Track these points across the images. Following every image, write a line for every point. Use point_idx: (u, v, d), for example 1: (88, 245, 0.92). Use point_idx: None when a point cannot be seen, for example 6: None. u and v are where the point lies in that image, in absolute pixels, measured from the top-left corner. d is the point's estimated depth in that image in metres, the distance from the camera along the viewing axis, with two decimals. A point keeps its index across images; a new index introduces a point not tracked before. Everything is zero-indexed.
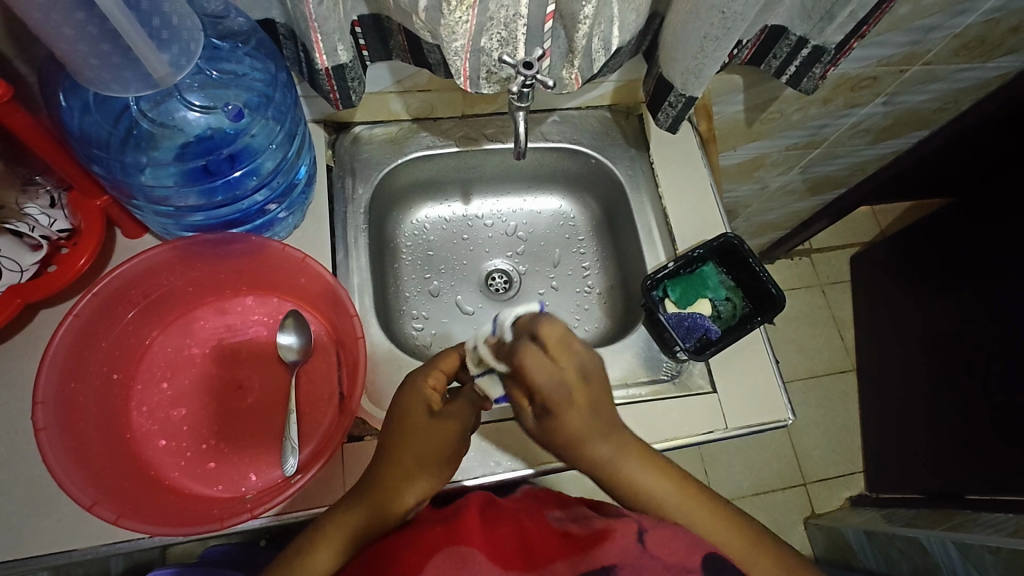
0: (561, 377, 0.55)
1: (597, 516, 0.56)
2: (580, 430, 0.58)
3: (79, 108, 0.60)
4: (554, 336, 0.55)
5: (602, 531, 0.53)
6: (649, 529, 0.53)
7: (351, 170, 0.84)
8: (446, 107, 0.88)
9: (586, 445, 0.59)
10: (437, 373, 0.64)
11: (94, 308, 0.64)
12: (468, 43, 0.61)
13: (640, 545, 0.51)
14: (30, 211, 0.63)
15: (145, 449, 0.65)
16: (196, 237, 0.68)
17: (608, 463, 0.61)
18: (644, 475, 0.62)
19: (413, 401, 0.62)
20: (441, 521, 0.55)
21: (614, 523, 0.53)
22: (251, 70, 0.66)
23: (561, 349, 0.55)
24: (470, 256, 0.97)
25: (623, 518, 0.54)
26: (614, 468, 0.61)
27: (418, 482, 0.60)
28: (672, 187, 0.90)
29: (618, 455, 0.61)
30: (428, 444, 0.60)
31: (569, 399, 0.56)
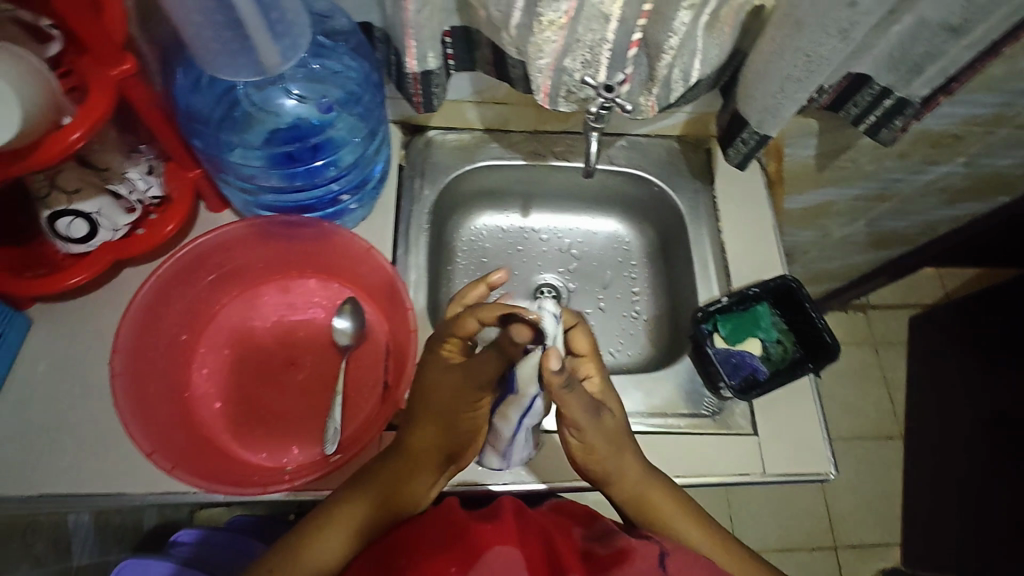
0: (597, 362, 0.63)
1: (618, 536, 0.56)
2: (618, 430, 0.63)
3: (191, 87, 0.65)
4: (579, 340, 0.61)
5: (624, 552, 0.53)
6: (670, 553, 0.53)
7: (421, 171, 0.87)
8: (518, 121, 0.90)
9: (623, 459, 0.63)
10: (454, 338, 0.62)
11: (175, 271, 0.69)
12: (552, 61, 0.63)
13: (662, 568, 0.51)
14: (131, 175, 0.67)
15: (200, 409, 0.69)
16: (274, 217, 0.72)
17: (636, 489, 0.63)
18: (669, 509, 0.63)
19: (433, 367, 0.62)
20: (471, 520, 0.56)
21: (635, 544, 0.54)
22: (346, 67, 0.70)
23: (592, 355, 0.63)
24: (522, 267, 0.98)
25: (644, 539, 0.55)
26: (647, 492, 0.64)
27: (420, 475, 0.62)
28: (733, 223, 0.89)
29: (641, 476, 0.64)
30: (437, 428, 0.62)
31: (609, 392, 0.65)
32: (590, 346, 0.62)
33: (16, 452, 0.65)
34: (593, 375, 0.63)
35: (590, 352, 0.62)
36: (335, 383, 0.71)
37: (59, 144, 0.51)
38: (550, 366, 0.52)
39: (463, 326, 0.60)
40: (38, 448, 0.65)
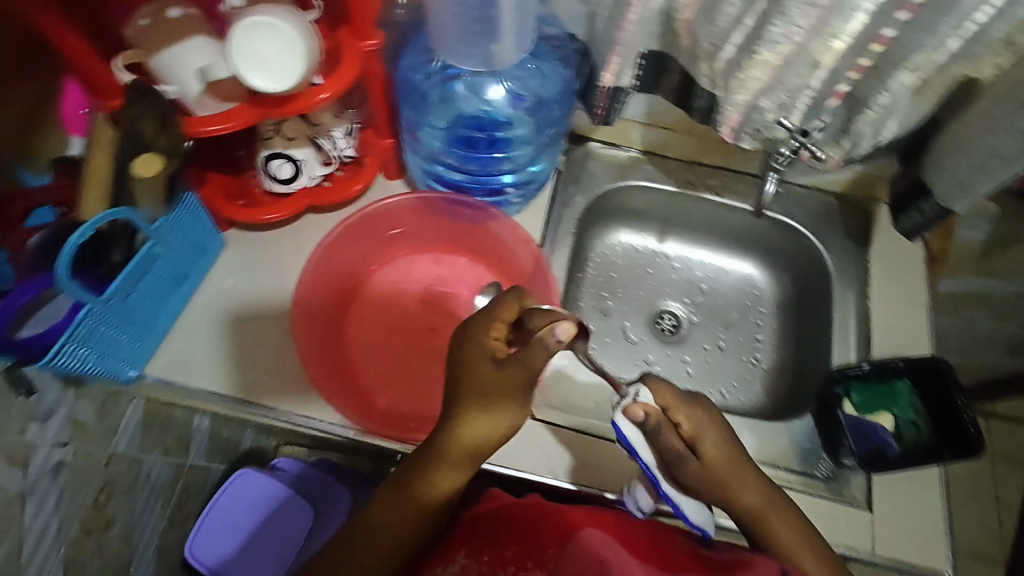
0: (694, 414, 0.65)
1: (727, 550, 0.61)
2: (720, 468, 0.65)
3: (416, 68, 0.73)
4: (664, 393, 0.65)
5: (741, 563, 0.58)
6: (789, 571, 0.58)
7: (576, 179, 0.91)
8: (678, 148, 0.92)
9: (730, 485, 0.64)
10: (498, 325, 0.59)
11: (357, 226, 0.78)
12: (749, 99, 0.64)
13: None
14: (334, 133, 0.75)
15: (351, 351, 0.77)
16: (444, 194, 0.78)
17: (752, 505, 0.64)
18: (788, 533, 0.63)
19: (477, 369, 0.57)
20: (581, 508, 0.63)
21: (753, 559, 0.58)
22: (550, 73, 0.75)
23: (681, 401, 0.65)
24: (648, 290, 0.99)
25: (761, 556, 0.59)
26: (768, 513, 0.64)
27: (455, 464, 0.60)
28: (883, 292, 0.86)
29: (766, 499, 0.65)
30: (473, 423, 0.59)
31: (714, 434, 0.66)
32: (675, 399, 0.65)
33: (197, 351, 0.75)
34: (688, 419, 0.65)
35: (679, 403, 0.65)
36: None
37: (306, 101, 0.59)
38: (633, 415, 0.62)
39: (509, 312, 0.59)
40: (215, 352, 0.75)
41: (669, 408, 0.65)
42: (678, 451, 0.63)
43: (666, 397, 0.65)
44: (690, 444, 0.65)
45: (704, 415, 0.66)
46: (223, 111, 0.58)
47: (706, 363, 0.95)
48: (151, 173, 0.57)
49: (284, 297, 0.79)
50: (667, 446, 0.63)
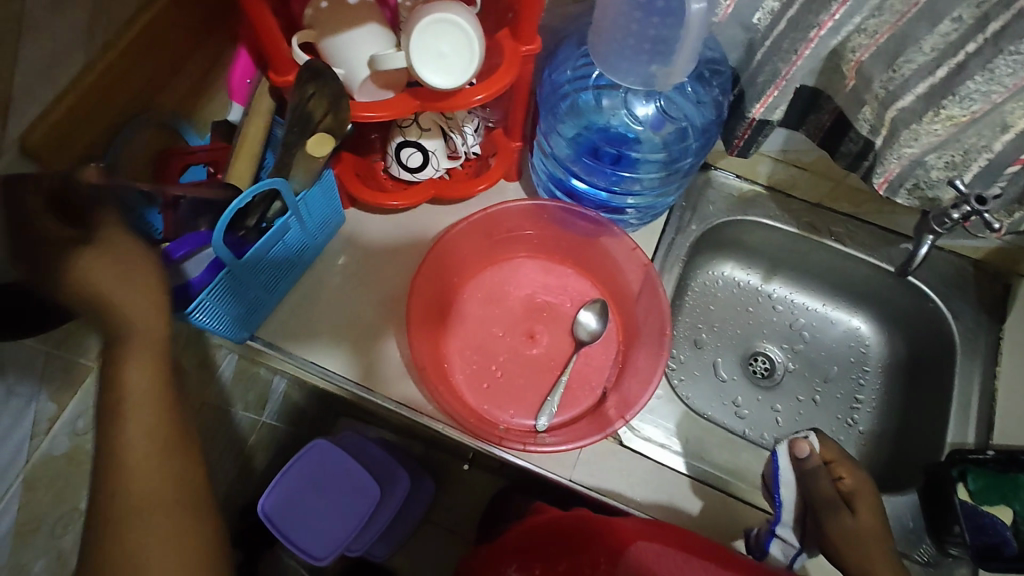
0: (857, 474, 0.69)
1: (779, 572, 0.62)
2: (871, 535, 0.65)
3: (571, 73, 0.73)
4: (831, 447, 0.70)
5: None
6: None
7: (693, 206, 0.88)
8: (806, 188, 0.88)
9: (877, 557, 0.63)
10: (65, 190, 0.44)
11: (476, 221, 0.78)
12: (917, 153, 0.60)
13: None
14: (467, 130, 0.75)
15: (448, 344, 0.77)
16: (565, 205, 0.77)
17: None
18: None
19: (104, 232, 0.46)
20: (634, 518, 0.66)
21: None
22: (706, 97, 0.72)
23: (847, 459, 0.70)
24: (745, 328, 0.96)
25: None
26: None
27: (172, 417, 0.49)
28: (1014, 376, 0.79)
29: None
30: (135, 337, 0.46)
31: (868, 497, 0.68)
32: (840, 455, 0.70)
33: (306, 319, 0.77)
34: (851, 479, 0.69)
35: (846, 460, 0.70)
36: (564, 371, 0.76)
37: (463, 99, 0.60)
38: (798, 447, 0.69)
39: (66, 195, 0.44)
40: (321, 323, 0.77)
41: (835, 464, 0.70)
42: (832, 501, 0.67)
43: (832, 452, 0.70)
44: (846, 502, 0.68)
45: (870, 484, 0.69)
46: (383, 100, 0.60)
47: (798, 415, 0.90)
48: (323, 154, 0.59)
49: (392, 282, 0.80)
50: (819, 493, 0.67)
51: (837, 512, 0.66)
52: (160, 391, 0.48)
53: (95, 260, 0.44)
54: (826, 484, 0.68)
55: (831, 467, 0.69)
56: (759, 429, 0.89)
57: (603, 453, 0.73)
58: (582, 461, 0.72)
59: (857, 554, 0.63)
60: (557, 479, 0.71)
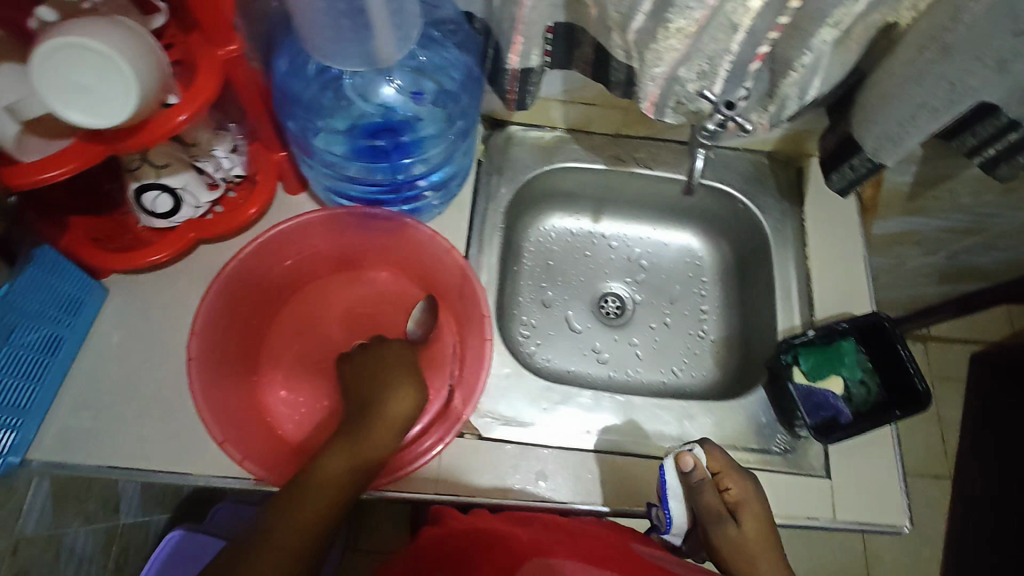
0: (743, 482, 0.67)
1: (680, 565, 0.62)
2: (755, 545, 0.64)
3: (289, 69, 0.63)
4: (717, 455, 0.68)
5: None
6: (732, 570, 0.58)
7: (499, 168, 0.84)
8: (601, 123, 0.87)
9: (761, 565, 0.63)
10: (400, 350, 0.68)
11: (253, 254, 0.67)
12: (668, 71, 0.59)
13: None
14: (217, 153, 0.65)
15: (266, 395, 0.69)
16: (358, 208, 0.69)
17: None
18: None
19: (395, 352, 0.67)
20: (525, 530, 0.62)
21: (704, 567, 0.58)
22: (452, 61, 0.67)
23: (733, 468, 0.68)
24: (588, 274, 0.95)
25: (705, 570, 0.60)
26: None
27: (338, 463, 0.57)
28: (822, 250, 0.84)
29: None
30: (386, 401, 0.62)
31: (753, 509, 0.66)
32: (727, 463, 0.68)
33: (89, 418, 0.65)
34: (738, 487, 0.67)
35: (733, 471, 0.67)
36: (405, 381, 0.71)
37: (165, 124, 0.49)
38: (682, 461, 0.66)
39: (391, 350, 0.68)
40: (112, 415, 0.66)
41: (720, 473, 0.67)
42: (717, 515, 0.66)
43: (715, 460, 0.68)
44: (732, 512, 0.66)
45: (755, 489, 0.67)
46: (56, 152, 0.47)
47: (655, 342, 0.92)
48: None
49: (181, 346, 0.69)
50: (703, 504, 0.66)
51: (719, 522, 0.65)
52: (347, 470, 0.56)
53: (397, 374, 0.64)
54: (710, 493, 0.66)
55: (719, 478, 0.67)
56: (623, 368, 0.90)
57: (465, 452, 0.70)
58: (445, 469, 0.69)
59: (739, 564, 0.63)
60: (424, 497, 0.68)
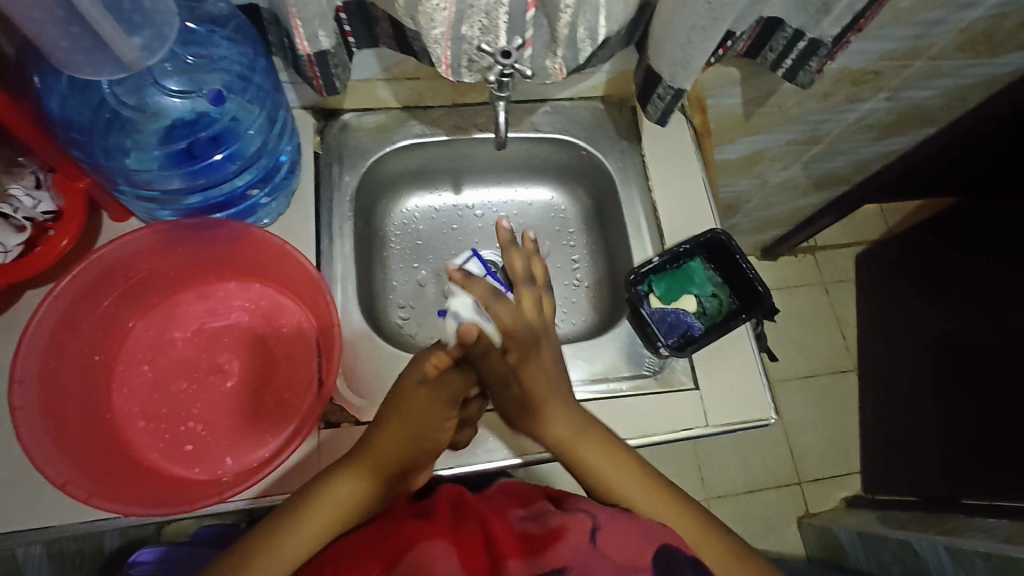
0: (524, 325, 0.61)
1: (554, 515, 0.56)
2: (540, 383, 0.64)
3: (57, 92, 0.60)
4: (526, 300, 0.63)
5: (557, 532, 0.53)
6: (604, 527, 0.53)
7: (338, 157, 0.84)
8: (434, 96, 0.87)
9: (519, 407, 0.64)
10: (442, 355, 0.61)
11: (76, 291, 0.65)
12: (447, 31, 0.60)
13: (594, 545, 0.52)
14: (15, 192, 0.62)
15: (124, 429, 0.67)
16: (176, 221, 0.68)
17: (565, 439, 0.64)
18: (600, 461, 0.64)
19: (411, 383, 0.62)
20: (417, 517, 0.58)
21: (569, 522, 0.54)
22: (228, 53, 0.66)
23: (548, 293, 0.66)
24: (458, 246, 0.96)
25: (580, 514, 0.55)
26: (577, 445, 0.64)
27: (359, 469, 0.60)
28: (664, 181, 0.88)
29: (581, 434, 0.64)
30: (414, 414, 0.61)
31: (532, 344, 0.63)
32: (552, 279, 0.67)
33: None
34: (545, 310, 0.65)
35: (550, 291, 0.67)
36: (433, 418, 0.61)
37: None
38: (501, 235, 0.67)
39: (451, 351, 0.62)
40: None
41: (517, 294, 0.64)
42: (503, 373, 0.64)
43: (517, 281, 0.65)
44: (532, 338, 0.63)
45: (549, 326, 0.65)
46: None
47: None
48: None
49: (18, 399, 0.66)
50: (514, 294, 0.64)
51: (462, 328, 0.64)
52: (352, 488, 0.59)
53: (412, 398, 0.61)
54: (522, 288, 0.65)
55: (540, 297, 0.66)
56: None
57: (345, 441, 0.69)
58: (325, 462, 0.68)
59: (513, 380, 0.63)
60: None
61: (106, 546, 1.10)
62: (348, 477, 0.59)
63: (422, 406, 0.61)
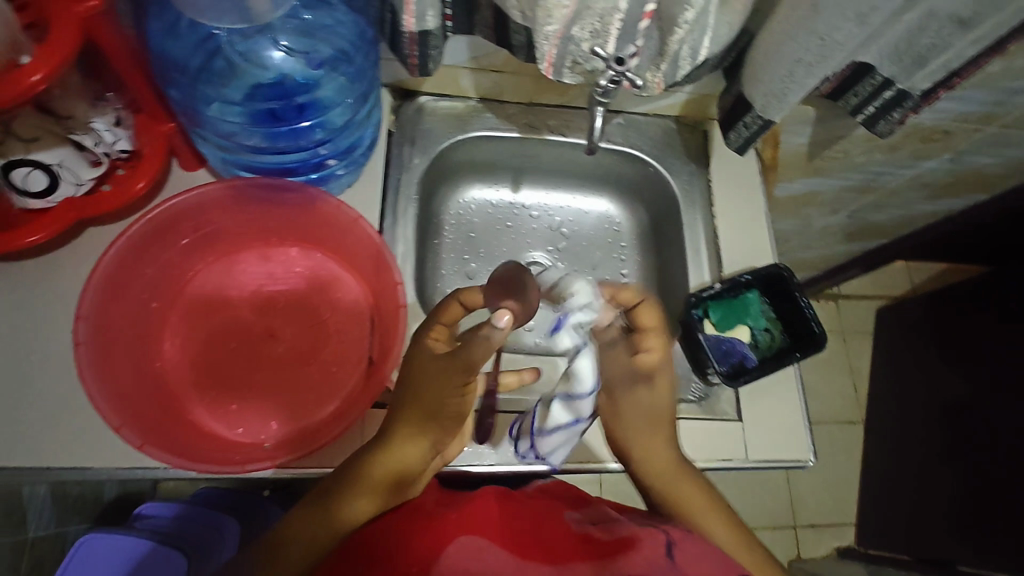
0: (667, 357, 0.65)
1: (620, 525, 0.56)
2: (661, 412, 0.65)
3: (169, 29, 0.60)
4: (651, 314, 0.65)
5: (628, 540, 0.53)
6: (678, 542, 0.53)
7: (411, 138, 0.83)
8: (514, 92, 0.87)
9: (646, 429, 0.65)
10: (440, 326, 0.60)
11: (145, 232, 0.64)
12: (560, 30, 0.60)
13: (670, 559, 0.51)
14: (96, 125, 0.60)
15: (171, 378, 0.66)
16: (257, 179, 0.67)
17: (661, 466, 0.65)
18: (685, 493, 0.64)
19: (414, 360, 0.58)
20: (457, 509, 0.57)
21: (639, 533, 0.54)
22: (341, 22, 0.66)
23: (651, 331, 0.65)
24: (510, 244, 0.96)
25: (649, 529, 0.55)
26: (670, 476, 0.65)
27: (371, 479, 0.57)
28: (728, 209, 0.88)
29: (671, 463, 0.65)
30: (429, 396, 0.56)
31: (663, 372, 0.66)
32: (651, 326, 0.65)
33: None
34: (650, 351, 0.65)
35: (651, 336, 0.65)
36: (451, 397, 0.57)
37: (15, 86, 0.46)
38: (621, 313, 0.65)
39: (449, 311, 0.60)
40: None
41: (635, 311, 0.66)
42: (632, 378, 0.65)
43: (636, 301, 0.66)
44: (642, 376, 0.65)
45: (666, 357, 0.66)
46: None
47: None
48: None
49: (59, 331, 0.63)
50: (609, 369, 0.66)
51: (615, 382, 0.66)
52: (358, 500, 0.56)
53: (417, 376, 0.57)
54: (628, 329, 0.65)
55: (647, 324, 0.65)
56: None
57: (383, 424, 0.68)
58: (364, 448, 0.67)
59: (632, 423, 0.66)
60: None
61: (105, 496, 1.09)
62: (364, 480, 0.57)
63: (434, 377, 0.56)
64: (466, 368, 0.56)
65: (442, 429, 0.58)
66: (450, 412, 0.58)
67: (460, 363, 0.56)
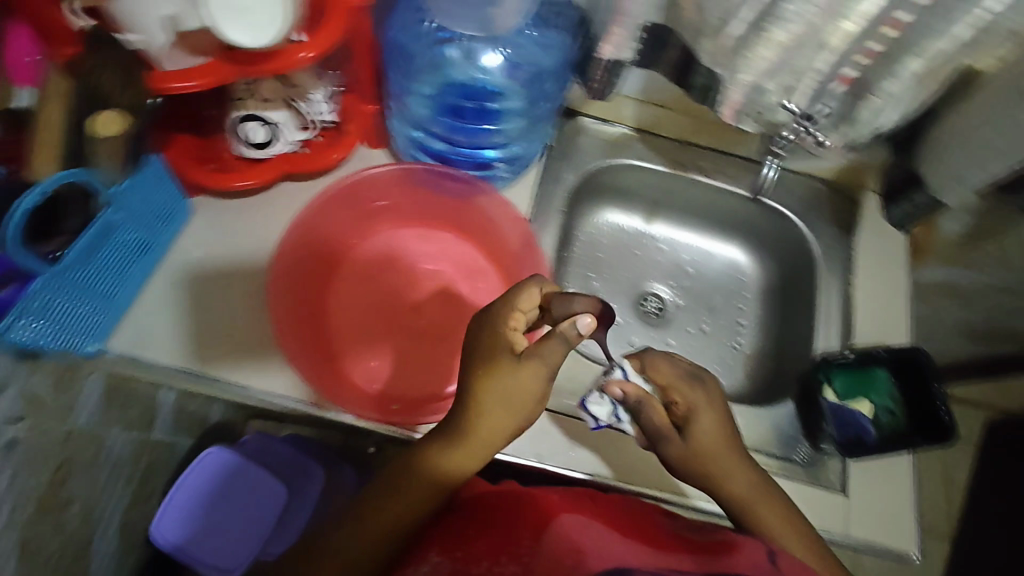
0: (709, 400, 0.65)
1: (715, 530, 0.58)
2: (710, 447, 0.64)
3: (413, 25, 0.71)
4: (664, 367, 0.65)
5: (729, 542, 0.55)
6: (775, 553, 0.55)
7: (567, 155, 0.88)
8: (671, 127, 0.91)
9: (713, 465, 0.64)
10: (517, 313, 0.57)
11: (338, 196, 0.74)
12: (751, 79, 0.65)
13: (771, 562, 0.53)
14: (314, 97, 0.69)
15: (329, 325, 0.73)
16: (439, 167, 0.75)
17: (741, 495, 0.64)
18: (772, 516, 0.63)
19: (490, 349, 0.56)
20: (559, 492, 0.60)
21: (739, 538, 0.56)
22: (551, 46, 0.73)
23: (681, 380, 0.65)
24: (635, 271, 0.97)
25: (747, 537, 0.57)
26: (750, 498, 0.64)
27: (433, 463, 0.58)
28: (868, 281, 0.86)
29: (753, 487, 0.64)
30: (507, 386, 0.55)
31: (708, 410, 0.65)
32: (674, 375, 0.65)
33: (161, 322, 0.69)
34: (682, 403, 0.65)
35: (678, 382, 0.65)
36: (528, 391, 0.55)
37: (287, 59, 0.56)
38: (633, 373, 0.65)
39: (526, 298, 0.57)
40: (184, 324, 0.69)
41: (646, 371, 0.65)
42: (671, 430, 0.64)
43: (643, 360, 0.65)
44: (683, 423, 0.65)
45: (703, 395, 0.65)
46: (187, 68, 0.55)
47: (691, 346, 0.94)
48: (107, 135, 0.57)
49: (249, 265, 0.73)
50: (649, 421, 0.64)
51: (666, 438, 0.64)
52: (419, 485, 0.58)
53: (490, 364, 0.55)
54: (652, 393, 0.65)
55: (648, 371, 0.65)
56: None
57: None
58: None
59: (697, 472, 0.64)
60: None
61: None
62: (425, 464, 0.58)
63: (517, 369, 0.55)
64: (545, 364, 0.55)
65: (515, 409, 0.56)
66: (521, 396, 0.55)
67: (537, 358, 0.55)
